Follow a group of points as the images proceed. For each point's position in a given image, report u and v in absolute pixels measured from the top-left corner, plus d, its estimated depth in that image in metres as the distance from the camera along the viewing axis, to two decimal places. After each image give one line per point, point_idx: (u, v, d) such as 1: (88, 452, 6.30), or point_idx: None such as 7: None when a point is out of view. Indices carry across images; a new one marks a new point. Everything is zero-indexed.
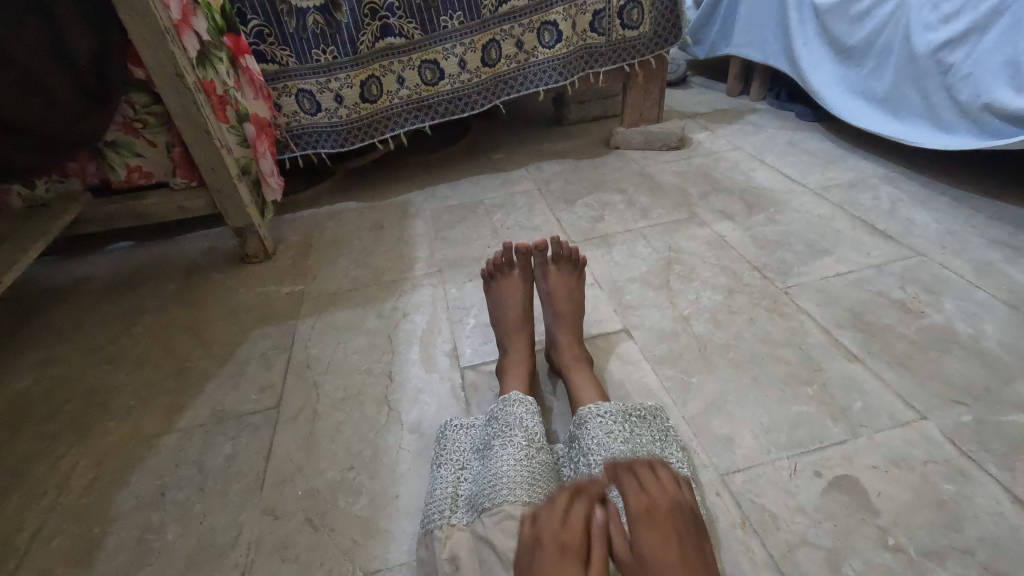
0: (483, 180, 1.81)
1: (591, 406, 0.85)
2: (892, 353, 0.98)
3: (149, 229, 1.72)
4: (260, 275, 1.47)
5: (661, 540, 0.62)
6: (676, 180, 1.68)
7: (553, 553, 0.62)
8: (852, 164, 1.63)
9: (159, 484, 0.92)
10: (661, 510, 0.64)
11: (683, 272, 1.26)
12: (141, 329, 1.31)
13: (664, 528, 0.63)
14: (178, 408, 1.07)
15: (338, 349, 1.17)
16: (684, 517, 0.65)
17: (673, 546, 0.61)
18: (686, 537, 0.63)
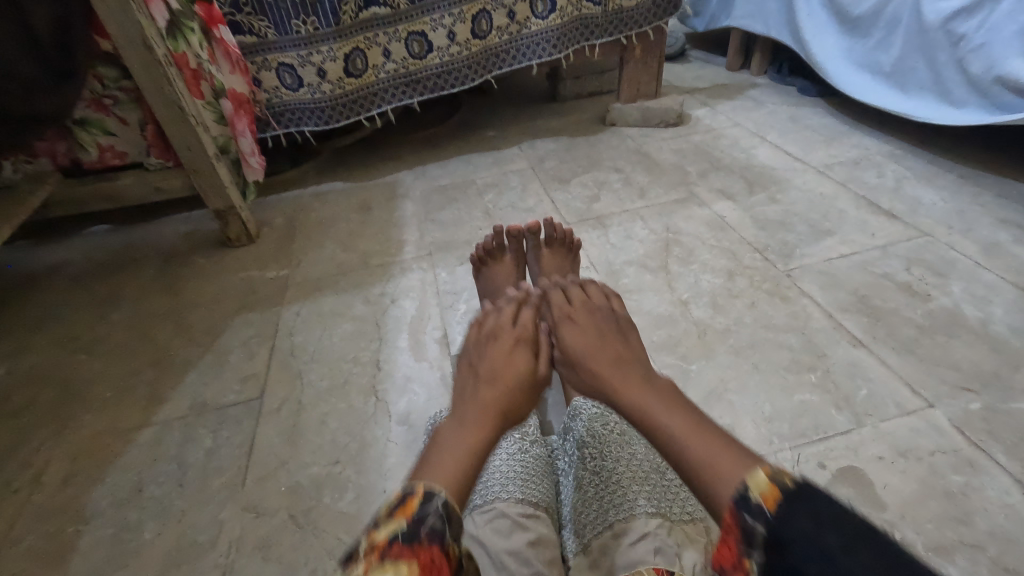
0: (475, 159, 1.75)
1: (583, 399, 0.84)
2: (898, 338, 0.94)
3: (127, 212, 1.65)
4: (242, 260, 1.41)
5: (588, 335, 0.78)
6: (674, 158, 1.62)
7: (498, 339, 0.78)
8: (856, 141, 1.58)
9: (137, 480, 0.88)
10: (587, 317, 0.82)
11: (681, 254, 1.21)
12: (118, 317, 1.26)
13: (591, 331, 0.79)
14: (157, 400, 1.03)
15: (324, 337, 1.12)
16: (607, 322, 0.81)
17: (596, 338, 0.78)
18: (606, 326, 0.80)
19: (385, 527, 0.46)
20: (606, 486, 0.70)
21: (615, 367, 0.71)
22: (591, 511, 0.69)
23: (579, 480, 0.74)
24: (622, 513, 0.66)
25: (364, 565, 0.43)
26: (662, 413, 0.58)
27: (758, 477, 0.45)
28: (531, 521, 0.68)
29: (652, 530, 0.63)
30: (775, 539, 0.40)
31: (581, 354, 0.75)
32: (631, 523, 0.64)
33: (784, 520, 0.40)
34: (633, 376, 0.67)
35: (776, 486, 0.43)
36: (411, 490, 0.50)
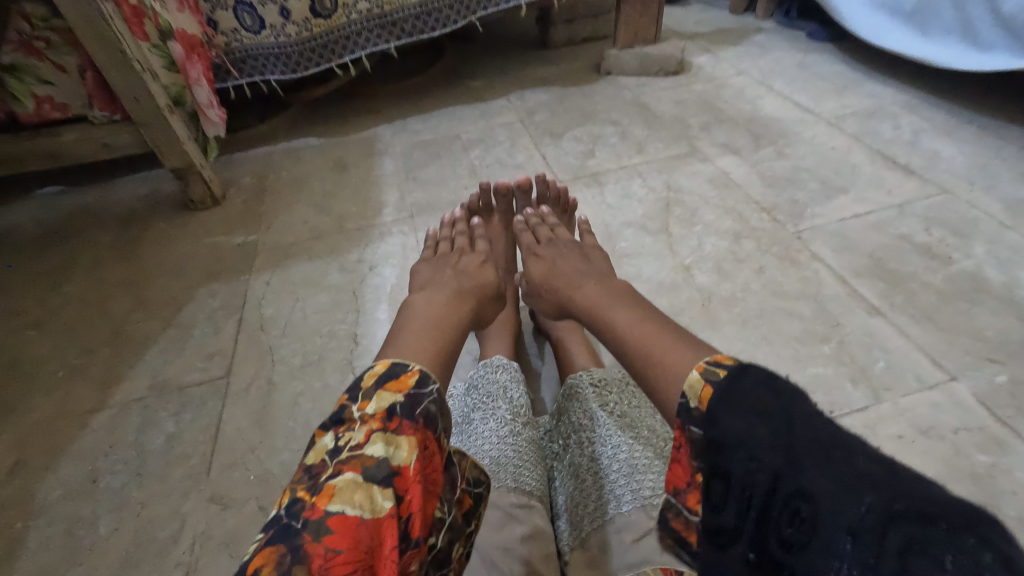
0: (460, 111, 1.61)
1: (583, 374, 0.76)
2: (917, 305, 0.87)
3: (78, 171, 1.50)
4: (206, 223, 1.30)
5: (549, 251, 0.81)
6: (674, 109, 1.50)
7: (464, 257, 0.82)
8: (869, 90, 1.47)
9: (91, 469, 0.80)
10: (551, 240, 0.84)
11: (683, 215, 1.12)
12: (70, 288, 1.15)
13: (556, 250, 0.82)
14: (113, 380, 0.94)
15: (296, 309, 1.03)
16: (569, 239, 0.83)
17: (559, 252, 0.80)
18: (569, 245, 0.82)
19: (382, 399, 0.47)
20: (607, 475, 0.64)
21: (572, 276, 0.74)
22: (590, 502, 0.63)
23: (577, 465, 0.67)
24: (625, 506, 0.60)
25: (362, 434, 0.45)
26: (611, 313, 0.62)
27: (695, 373, 0.47)
28: (526, 513, 0.61)
29: None
30: (711, 427, 0.42)
31: (540, 272, 0.78)
32: (635, 519, 0.58)
33: (722, 407, 0.42)
34: (589, 283, 0.71)
35: (718, 375, 0.45)
36: (393, 361, 0.52)
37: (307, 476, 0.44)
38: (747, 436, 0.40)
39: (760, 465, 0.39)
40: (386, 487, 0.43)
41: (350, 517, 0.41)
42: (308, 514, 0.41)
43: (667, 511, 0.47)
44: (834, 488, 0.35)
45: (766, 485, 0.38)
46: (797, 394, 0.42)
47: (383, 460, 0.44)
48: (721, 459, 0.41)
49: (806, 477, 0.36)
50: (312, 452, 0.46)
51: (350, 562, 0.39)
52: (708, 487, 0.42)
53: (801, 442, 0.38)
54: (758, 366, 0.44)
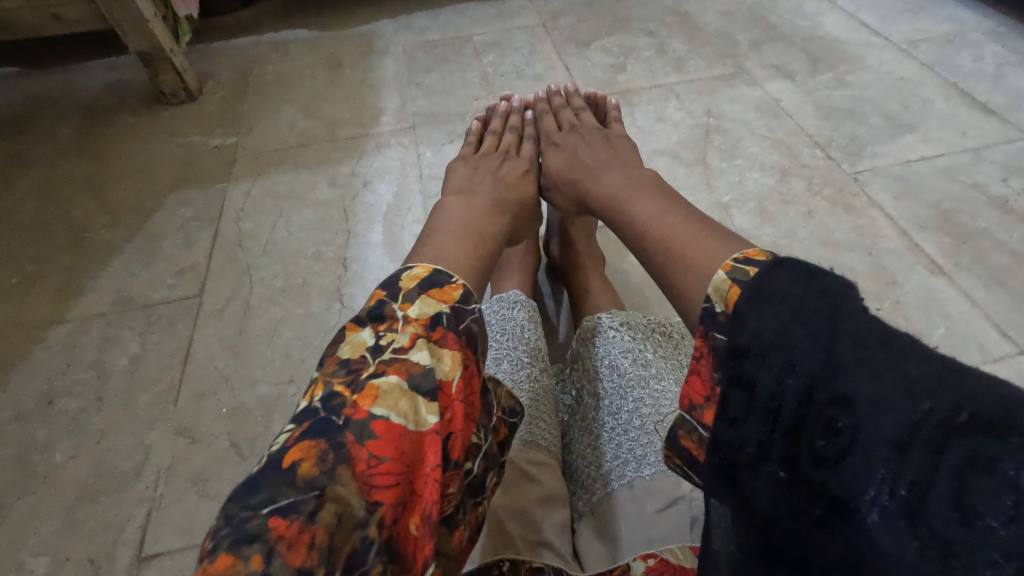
0: (472, 8, 1.40)
1: (603, 316, 0.67)
2: (987, 266, 0.77)
3: (36, 49, 1.31)
4: (180, 120, 1.14)
5: (571, 141, 0.68)
6: (720, 22, 1.30)
7: (505, 157, 0.69)
8: (949, 12, 1.26)
9: (47, 390, 0.72)
10: (576, 130, 0.71)
11: (724, 145, 0.98)
12: (27, 185, 1.02)
13: (579, 142, 0.68)
14: (72, 292, 0.84)
15: (279, 225, 0.91)
16: (596, 130, 0.69)
17: (581, 141, 0.68)
18: (599, 136, 0.68)
19: (426, 306, 0.40)
20: (627, 432, 0.54)
21: (592, 168, 0.61)
22: (608, 462, 0.54)
23: (595, 420, 0.59)
24: (646, 470, 0.50)
25: (406, 337, 0.38)
26: (632, 207, 0.51)
27: (721, 274, 0.36)
28: (539, 470, 0.52)
29: (685, 492, 0.48)
30: (734, 331, 0.32)
31: (558, 163, 0.67)
32: (659, 485, 0.49)
33: (751, 307, 0.32)
34: (609, 176, 0.58)
35: (748, 274, 0.34)
36: (436, 267, 0.44)
37: (343, 371, 0.37)
38: (778, 338, 0.30)
39: (794, 373, 0.29)
40: (434, 401, 0.36)
41: (396, 425, 0.34)
42: (350, 413, 0.34)
43: (675, 428, 0.35)
44: (883, 394, 0.26)
45: (798, 394, 0.29)
46: (843, 287, 0.31)
47: (430, 369, 0.37)
48: (741, 366, 0.31)
49: (846, 380, 0.27)
50: (348, 347, 0.38)
51: (396, 474, 0.33)
52: (724, 400, 0.32)
53: (844, 340, 0.28)
54: (798, 259, 0.33)
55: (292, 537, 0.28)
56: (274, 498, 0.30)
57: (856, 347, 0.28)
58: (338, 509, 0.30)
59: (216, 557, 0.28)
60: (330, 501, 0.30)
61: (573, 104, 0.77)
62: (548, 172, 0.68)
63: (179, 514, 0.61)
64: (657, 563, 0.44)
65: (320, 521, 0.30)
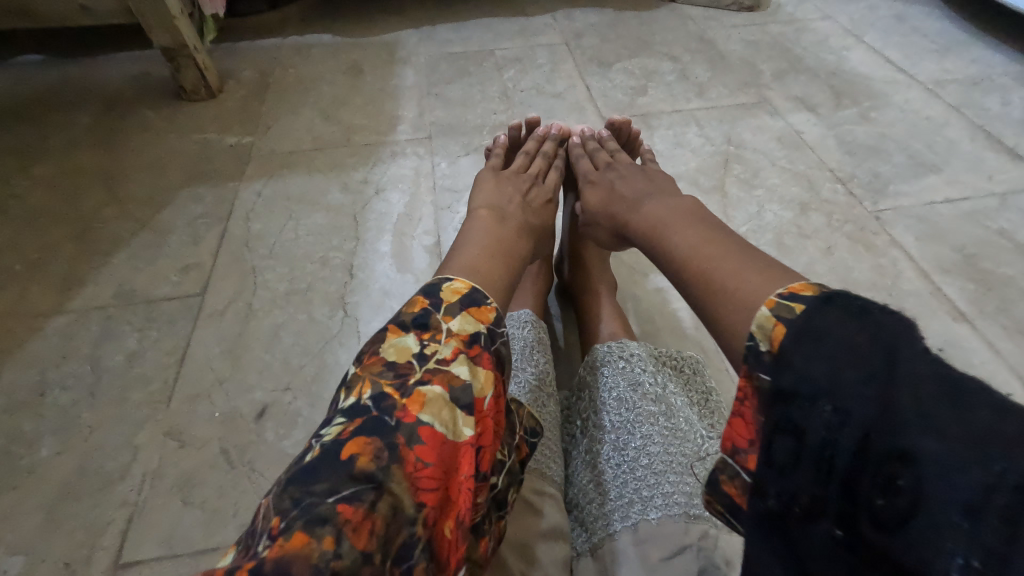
0: (496, 23, 1.40)
1: (612, 344, 0.65)
2: (1012, 316, 0.74)
3: (63, 39, 1.33)
4: (198, 117, 1.14)
5: (607, 175, 0.67)
6: (744, 51, 1.29)
7: (534, 183, 0.67)
8: (977, 55, 1.25)
9: (39, 381, 0.71)
10: (610, 164, 0.69)
11: (743, 174, 0.96)
12: (41, 171, 1.02)
13: (615, 174, 0.66)
14: (74, 283, 0.83)
15: (288, 228, 0.90)
16: (632, 163, 0.68)
17: (618, 175, 0.66)
18: (635, 168, 0.66)
19: (468, 322, 0.39)
20: (633, 470, 0.52)
21: (631, 199, 0.60)
22: (611, 498, 0.51)
23: (597, 452, 0.56)
24: (652, 513, 0.48)
25: (449, 349, 0.37)
26: (670, 239, 0.49)
27: (765, 310, 0.35)
28: (543, 504, 0.49)
29: (693, 539, 0.46)
30: (780, 372, 0.31)
31: (597, 199, 0.65)
32: (666, 530, 0.46)
33: (802, 351, 0.31)
34: (650, 206, 0.56)
35: (794, 312, 0.33)
36: (474, 284, 0.42)
37: (390, 373, 0.35)
38: (830, 383, 0.28)
39: (847, 420, 0.27)
40: (472, 413, 0.35)
41: (440, 433, 0.33)
42: (402, 415, 0.33)
43: (717, 472, 0.35)
44: (949, 452, 0.24)
45: (853, 445, 0.27)
46: (900, 329, 0.29)
47: (471, 384, 0.36)
48: (790, 411, 0.30)
49: (907, 434, 0.25)
50: (393, 350, 0.37)
51: (439, 479, 0.32)
52: (770, 447, 0.31)
53: (902, 388, 0.27)
54: (848, 295, 0.32)
55: (357, 522, 0.28)
56: (335, 487, 0.29)
57: (918, 398, 0.26)
58: (393, 502, 0.30)
59: (288, 537, 0.27)
60: (387, 494, 0.30)
61: (605, 135, 0.75)
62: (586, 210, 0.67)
63: (161, 520, 0.59)
64: None
65: (379, 511, 0.29)
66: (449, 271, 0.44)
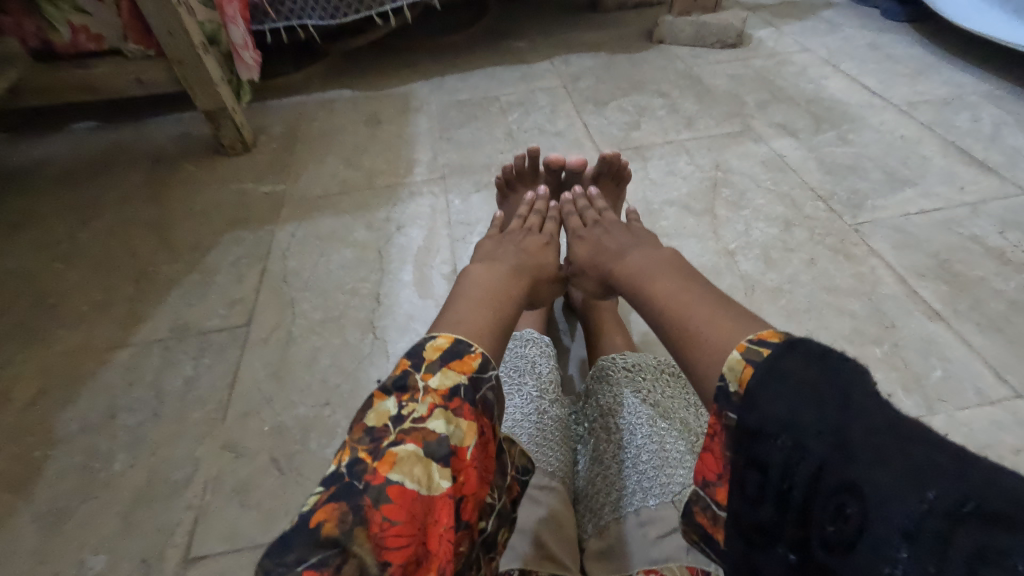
0: (500, 72, 1.54)
1: (613, 357, 0.72)
2: (984, 314, 0.80)
3: (115, 107, 1.49)
4: (236, 169, 1.27)
5: (594, 232, 0.75)
6: (729, 84, 1.40)
7: (529, 232, 0.77)
8: (948, 77, 1.34)
9: (109, 406, 0.80)
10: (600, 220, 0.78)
11: (731, 197, 1.05)
12: (100, 223, 1.15)
13: (600, 231, 0.75)
14: (135, 320, 0.93)
15: (320, 263, 1.00)
16: (617, 220, 0.77)
17: (604, 232, 0.75)
18: (618, 227, 0.75)
19: (446, 377, 0.43)
20: (634, 465, 0.59)
21: (616, 251, 0.69)
22: (614, 490, 0.58)
23: (602, 451, 0.64)
24: (651, 501, 0.55)
25: (425, 407, 0.42)
26: (648, 287, 0.56)
27: (736, 354, 0.40)
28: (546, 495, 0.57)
29: None
30: (747, 413, 0.37)
31: (584, 251, 0.74)
32: (663, 515, 0.54)
33: (766, 394, 0.36)
34: (632, 257, 0.65)
35: (761, 355, 0.38)
36: (457, 336, 0.48)
37: (367, 439, 0.41)
38: (790, 423, 0.34)
39: (803, 454, 0.33)
40: (445, 466, 0.39)
41: (410, 490, 0.38)
42: (369, 478, 0.38)
43: (692, 504, 0.41)
44: (893, 480, 0.29)
45: (808, 476, 0.33)
46: (853, 372, 0.35)
47: (445, 437, 0.40)
48: (759, 448, 0.36)
49: (857, 468, 0.31)
50: (373, 415, 0.42)
51: (406, 536, 0.36)
52: (742, 479, 0.37)
53: (853, 425, 0.32)
54: (809, 341, 0.38)
55: None
56: (304, 556, 0.34)
57: (866, 436, 0.31)
58: (358, 564, 0.35)
59: None
60: (352, 556, 0.35)
61: (594, 193, 0.84)
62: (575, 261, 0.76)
63: (221, 521, 0.67)
64: None
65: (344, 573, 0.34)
66: (469, 311, 0.53)
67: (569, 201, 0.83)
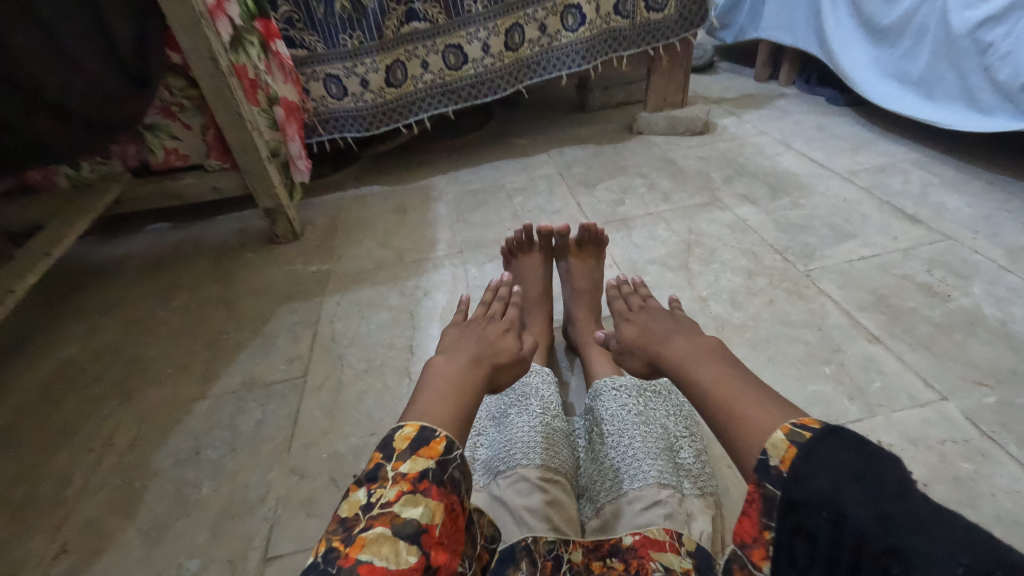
0: (506, 164, 1.83)
1: (606, 378, 0.89)
2: (915, 335, 0.97)
3: (186, 210, 1.79)
4: (289, 253, 1.52)
5: (638, 315, 0.84)
6: (699, 164, 1.66)
7: (491, 319, 0.85)
8: (883, 149, 1.59)
9: (195, 444, 0.97)
10: (642, 309, 0.87)
11: (702, 254, 1.25)
12: (177, 302, 1.38)
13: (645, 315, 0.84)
14: (212, 376, 1.13)
15: (362, 324, 1.21)
16: (660, 308, 0.85)
17: (648, 315, 0.82)
18: (663, 312, 0.82)
19: (416, 463, 0.53)
20: (622, 460, 0.76)
21: (660, 334, 0.75)
22: (606, 480, 0.75)
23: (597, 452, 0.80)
24: (636, 484, 0.72)
25: (392, 492, 0.52)
26: (697, 370, 0.64)
27: (779, 433, 0.49)
28: (550, 486, 0.74)
29: (663, 497, 0.70)
30: (793, 487, 0.45)
31: (630, 332, 0.80)
32: (645, 493, 0.70)
33: (807, 468, 0.45)
34: (677, 341, 0.71)
35: (803, 437, 0.47)
36: (422, 424, 0.57)
37: (341, 528, 0.50)
38: (832, 496, 0.41)
39: (845, 523, 0.40)
40: (411, 543, 0.48)
41: (379, 567, 0.46)
42: (342, 560, 0.47)
43: (731, 562, 0.50)
44: (928, 547, 0.35)
45: (853, 543, 0.39)
46: (889, 460, 0.42)
47: (411, 517, 0.50)
48: (805, 517, 0.43)
49: (896, 534, 0.37)
50: (347, 505, 0.52)
51: None
52: (794, 546, 0.44)
53: (890, 501, 0.39)
54: (845, 430, 0.46)
55: None
56: None
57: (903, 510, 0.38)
58: None
59: None
60: None
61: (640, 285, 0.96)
62: (622, 340, 0.82)
63: (292, 528, 0.81)
64: (641, 537, 0.64)
65: None
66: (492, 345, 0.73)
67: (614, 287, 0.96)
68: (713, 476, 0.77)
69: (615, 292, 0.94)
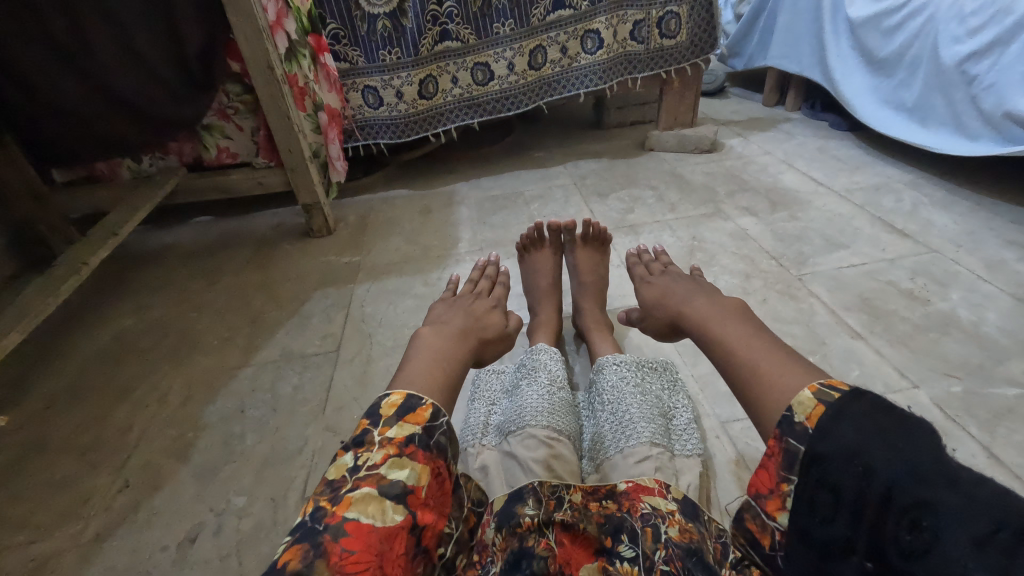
0: (524, 174, 1.96)
1: (608, 356, 0.99)
2: (894, 333, 1.06)
3: (228, 205, 1.95)
4: (322, 246, 1.65)
5: (663, 279, 0.94)
6: (705, 179, 1.78)
7: (475, 297, 0.97)
8: (880, 170, 1.69)
9: (240, 403, 1.09)
10: (663, 272, 0.99)
11: (703, 258, 1.36)
12: (221, 285, 1.51)
13: (666, 280, 0.94)
14: (254, 348, 1.25)
15: (389, 309, 1.33)
16: (680, 272, 0.94)
17: (671, 280, 0.92)
18: (684, 277, 0.91)
19: (403, 429, 0.55)
20: (620, 422, 0.85)
21: (681, 295, 0.83)
22: (605, 440, 0.85)
23: (599, 418, 0.90)
24: (632, 441, 0.81)
25: (379, 455, 0.53)
26: (723, 331, 0.66)
27: (809, 392, 0.50)
28: (557, 443, 0.83)
29: (654, 453, 0.80)
30: (820, 441, 0.45)
31: (652, 294, 0.91)
32: (638, 449, 0.80)
33: (832, 424, 0.45)
34: (699, 300, 0.77)
35: (832, 396, 0.47)
36: (408, 393, 0.59)
37: (328, 489, 0.51)
38: (861, 450, 0.41)
39: (872, 476, 0.40)
40: (399, 502, 0.50)
41: (365, 524, 0.48)
42: (329, 518, 0.47)
43: (743, 512, 0.52)
44: (960, 500, 0.35)
45: (881, 493, 0.39)
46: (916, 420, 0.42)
47: (399, 479, 0.51)
48: (826, 469, 0.43)
49: (929, 487, 0.37)
50: (334, 469, 0.53)
51: (363, 562, 0.45)
52: (813, 500, 0.44)
53: (920, 457, 0.39)
54: (873, 394, 0.45)
55: None
56: None
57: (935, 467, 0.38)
58: None
59: None
60: None
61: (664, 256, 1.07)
62: (647, 301, 0.92)
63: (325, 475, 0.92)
64: (632, 484, 0.70)
65: None
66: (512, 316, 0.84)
67: (638, 258, 1.09)
68: (699, 441, 0.88)
69: (637, 260, 1.08)
